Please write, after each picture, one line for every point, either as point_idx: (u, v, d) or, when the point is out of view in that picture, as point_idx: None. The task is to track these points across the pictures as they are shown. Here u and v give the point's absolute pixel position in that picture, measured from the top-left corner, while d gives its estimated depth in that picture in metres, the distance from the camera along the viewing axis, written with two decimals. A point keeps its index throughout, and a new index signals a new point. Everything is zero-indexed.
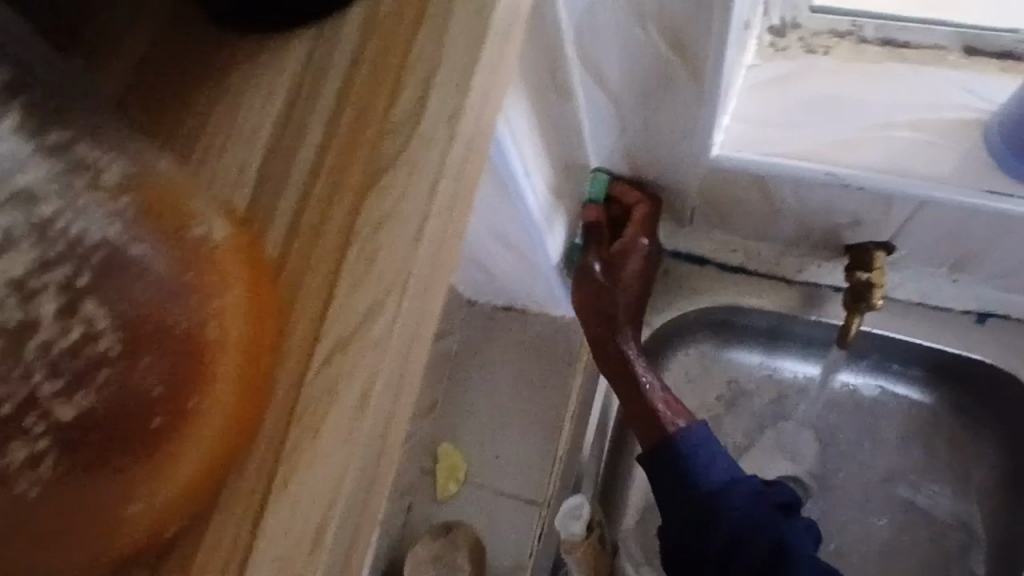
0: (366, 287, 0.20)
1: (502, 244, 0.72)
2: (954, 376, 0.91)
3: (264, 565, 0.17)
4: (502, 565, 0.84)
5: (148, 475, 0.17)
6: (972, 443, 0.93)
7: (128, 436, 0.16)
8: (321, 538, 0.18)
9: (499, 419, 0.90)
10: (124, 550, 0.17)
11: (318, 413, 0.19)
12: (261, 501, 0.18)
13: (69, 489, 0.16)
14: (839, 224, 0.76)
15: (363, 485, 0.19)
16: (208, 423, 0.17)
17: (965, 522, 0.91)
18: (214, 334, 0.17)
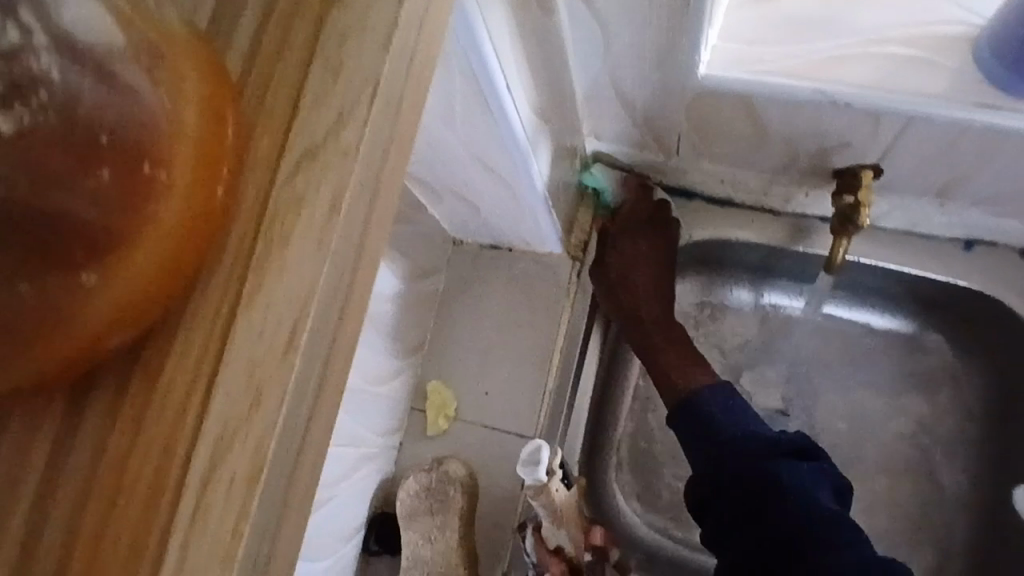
0: (332, 97, 0.19)
1: (487, 173, 0.71)
2: (942, 307, 0.91)
3: (235, 368, 0.18)
4: (493, 496, 0.85)
5: (113, 260, 0.17)
6: (961, 371, 0.93)
7: (90, 221, 0.17)
8: (292, 343, 0.18)
9: (488, 356, 0.90)
10: (93, 340, 0.18)
11: (285, 222, 0.19)
12: (229, 307, 0.19)
13: (35, 268, 0.17)
14: (826, 147, 0.75)
15: (336, 296, 0.19)
16: (166, 225, 0.18)
17: (949, 449, 0.93)
18: (172, 132, 0.18)
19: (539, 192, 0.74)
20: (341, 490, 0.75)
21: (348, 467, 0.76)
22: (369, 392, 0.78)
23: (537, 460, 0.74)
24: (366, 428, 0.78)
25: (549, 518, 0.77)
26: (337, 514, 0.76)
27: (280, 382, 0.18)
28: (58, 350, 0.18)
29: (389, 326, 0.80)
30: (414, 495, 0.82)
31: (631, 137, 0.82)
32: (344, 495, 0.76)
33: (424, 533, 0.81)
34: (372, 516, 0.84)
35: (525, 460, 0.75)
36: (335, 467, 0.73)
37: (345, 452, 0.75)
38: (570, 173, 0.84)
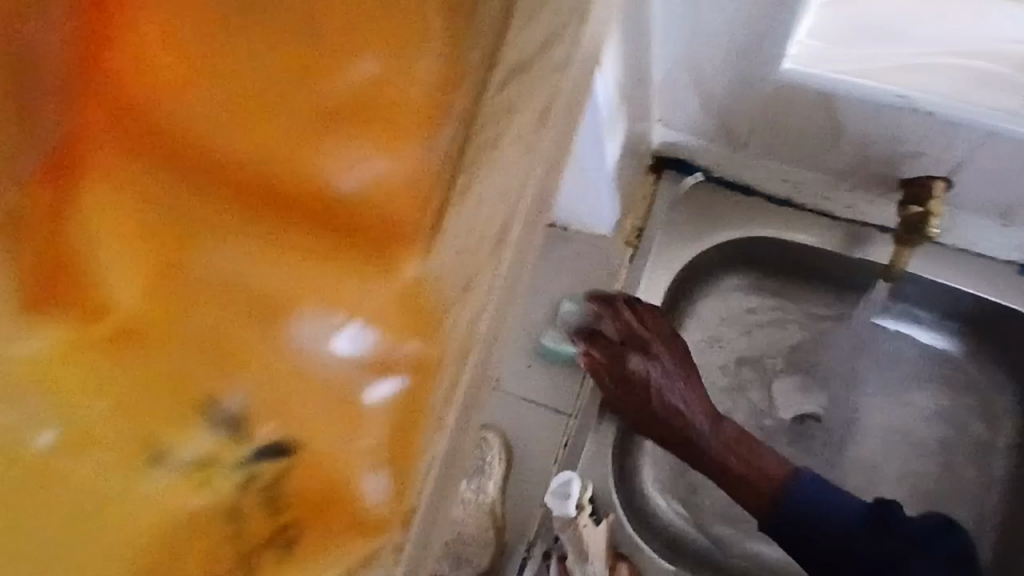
0: (530, 33, 0.27)
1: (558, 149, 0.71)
2: (987, 327, 0.91)
3: (453, 246, 0.26)
4: (525, 470, 0.86)
5: (375, 167, 0.26)
6: (998, 393, 0.94)
7: (364, 141, 0.26)
8: (501, 237, 0.26)
9: (531, 332, 0.90)
10: (352, 224, 0.25)
11: (495, 143, 0.26)
12: (446, 205, 0.26)
13: (330, 171, 0.25)
14: (897, 153, 0.75)
15: (534, 202, 0.27)
16: (411, 147, 0.26)
17: (981, 469, 0.93)
18: (425, 87, 0.26)
19: (607, 172, 0.74)
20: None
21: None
22: None
23: (566, 495, 0.80)
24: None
25: (577, 553, 0.79)
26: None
27: (490, 266, 0.26)
28: (328, 231, 0.25)
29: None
30: None
31: (701, 128, 0.83)
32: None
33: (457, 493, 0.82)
34: None
35: (555, 494, 0.82)
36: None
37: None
38: (635, 157, 0.84)
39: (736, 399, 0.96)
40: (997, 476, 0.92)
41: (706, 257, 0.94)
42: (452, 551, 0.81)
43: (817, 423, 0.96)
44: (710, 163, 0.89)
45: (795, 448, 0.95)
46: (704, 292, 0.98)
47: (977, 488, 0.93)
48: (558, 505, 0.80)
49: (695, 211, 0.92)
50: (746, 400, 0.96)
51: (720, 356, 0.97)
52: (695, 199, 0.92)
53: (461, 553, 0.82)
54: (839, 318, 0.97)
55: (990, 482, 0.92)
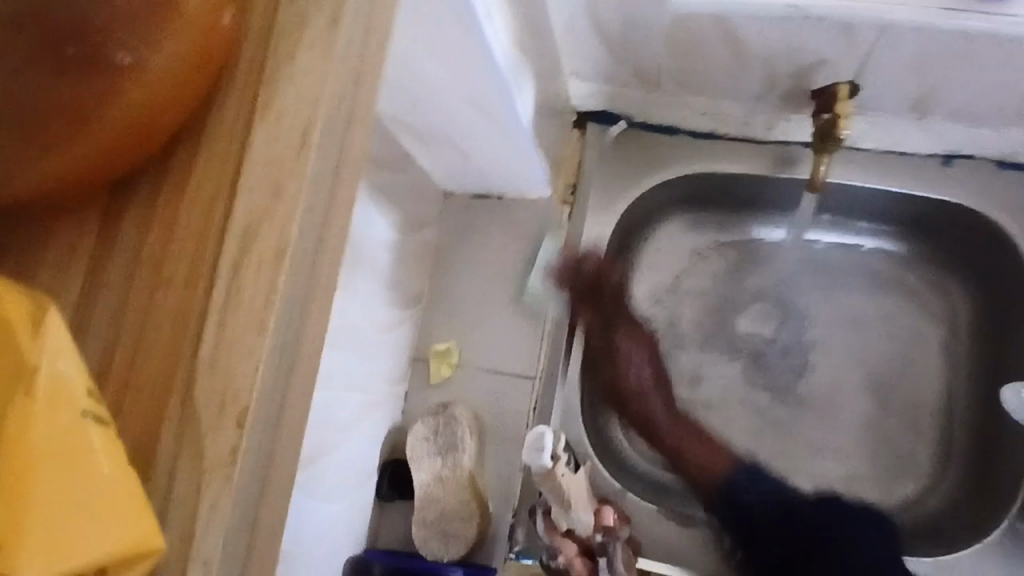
0: None
1: (394, 89, 0.68)
2: (926, 225, 0.91)
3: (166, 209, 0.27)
4: (499, 436, 0.88)
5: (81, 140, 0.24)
6: (948, 280, 0.94)
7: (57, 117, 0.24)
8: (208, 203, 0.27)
9: (485, 303, 0.93)
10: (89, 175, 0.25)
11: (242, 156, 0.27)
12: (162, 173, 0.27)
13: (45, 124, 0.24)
14: (804, 65, 0.73)
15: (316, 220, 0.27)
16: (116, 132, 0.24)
17: (943, 366, 0.93)
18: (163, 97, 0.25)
19: (526, 129, 0.74)
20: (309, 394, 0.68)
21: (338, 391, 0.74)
22: (371, 338, 0.80)
23: (542, 447, 0.73)
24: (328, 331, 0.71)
25: (558, 504, 0.76)
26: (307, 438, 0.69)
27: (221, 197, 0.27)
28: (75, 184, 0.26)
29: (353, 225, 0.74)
30: (424, 440, 0.84)
31: (614, 75, 0.84)
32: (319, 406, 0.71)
33: (434, 471, 0.83)
34: (385, 463, 0.87)
35: (530, 447, 0.74)
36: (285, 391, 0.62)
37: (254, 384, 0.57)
38: (555, 115, 0.85)
39: (695, 337, 0.98)
40: (965, 371, 0.92)
41: (640, 205, 0.95)
42: (438, 528, 0.82)
43: (777, 348, 0.97)
44: (630, 112, 0.91)
45: (758, 376, 0.96)
46: (649, 240, 1.00)
47: (943, 388, 0.93)
48: (535, 460, 0.72)
49: (624, 160, 0.94)
50: (703, 336, 0.98)
51: (669, 299, 0.99)
52: (624, 147, 0.94)
53: (447, 529, 0.82)
54: (777, 240, 0.99)
55: (958, 378, 0.92)
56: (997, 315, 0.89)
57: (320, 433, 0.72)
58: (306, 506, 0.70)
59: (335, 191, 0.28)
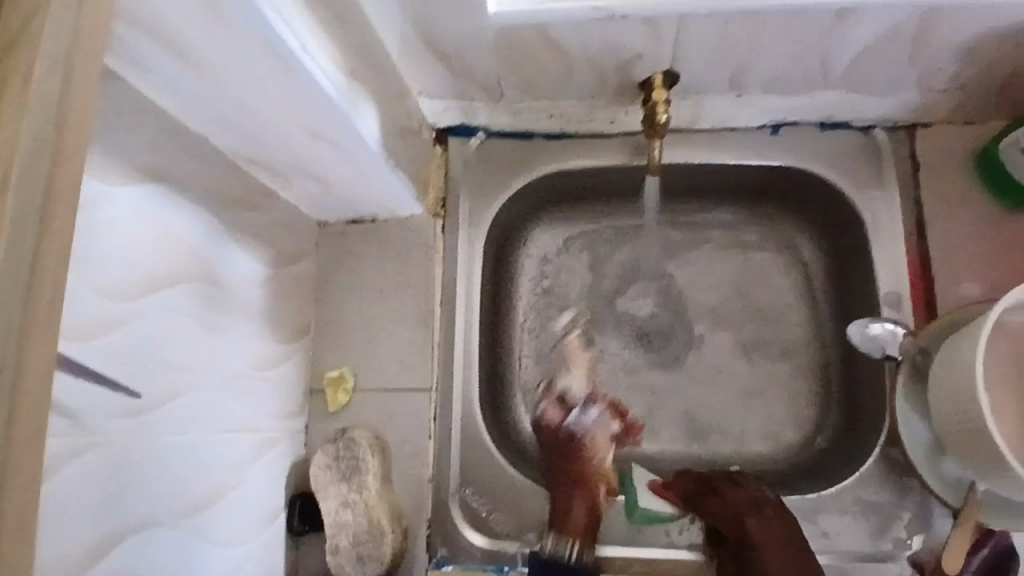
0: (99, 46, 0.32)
1: (229, 130, 0.69)
2: (769, 190, 0.98)
3: None
4: (402, 451, 0.90)
5: None
6: (800, 236, 1.00)
7: None
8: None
9: (372, 325, 0.95)
10: None
11: None
12: None
13: None
14: (624, 60, 0.79)
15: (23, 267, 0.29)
16: None
17: (808, 319, 0.99)
18: None
19: (376, 150, 0.78)
20: (168, 431, 0.67)
21: (222, 423, 0.75)
22: (254, 377, 0.82)
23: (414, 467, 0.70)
24: (179, 358, 0.69)
25: None
26: (182, 475, 0.69)
27: None
28: None
29: (197, 247, 0.72)
30: (327, 467, 0.85)
31: (460, 90, 0.88)
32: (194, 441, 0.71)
33: (341, 498, 0.83)
34: (292, 498, 0.87)
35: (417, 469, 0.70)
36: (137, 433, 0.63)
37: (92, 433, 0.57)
38: (409, 135, 0.88)
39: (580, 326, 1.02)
40: (827, 319, 0.98)
41: (508, 210, 1.00)
42: (354, 552, 0.83)
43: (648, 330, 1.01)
44: (483, 122, 0.95)
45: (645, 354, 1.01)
46: (525, 243, 1.04)
47: (812, 339, 0.98)
48: None
49: (486, 169, 0.98)
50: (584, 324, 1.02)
51: (551, 294, 1.04)
52: (484, 157, 0.98)
53: (361, 551, 0.83)
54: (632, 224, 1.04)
55: (824, 329, 0.98)
56: (844, 264, 0.96)
57: (214, 474, 0.74)
58: (193, 545, 0.69)
59: (48, 232, 0.30)
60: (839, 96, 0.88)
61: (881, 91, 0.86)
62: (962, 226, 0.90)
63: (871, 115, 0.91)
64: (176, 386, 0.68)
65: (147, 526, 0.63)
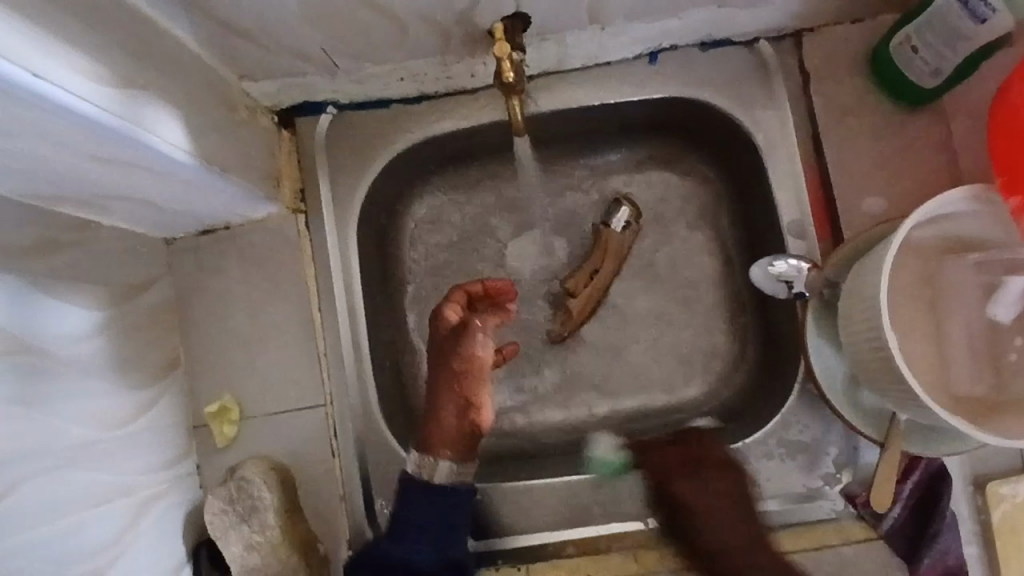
0: None
1: None
2: (656, 123, 0.90)
3: None
4: (305, 474, 0.83)
5: None
6: (700, 167, 0.93)
7: None
8: None
9: (248, 344, 0.85)
10: None
11: None
12: None
13: None
14: (462, 8, 0.69)
15: None
16: None
17: (718, 254, 0.93)
18: None
19: (191, 165, 0.66)
20: (10, 535, 0.58)
21: (74, 504, 0.67)
22: (113, 437, 0.73)
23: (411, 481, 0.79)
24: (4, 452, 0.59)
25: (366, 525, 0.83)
26: None
27: None
28: None
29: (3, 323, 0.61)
30: (222, 512, 0.78)
31: (285, 66, 0.77)
32: (40, 535, 0.62)
33: (243, 541, 0.77)
34: (197, 547, 0.81)
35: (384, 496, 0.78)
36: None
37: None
38: (240, 127, 0.77)
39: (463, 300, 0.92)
40: (737, 252, 0.92)
41: (380, 190, 0.89)
42: None
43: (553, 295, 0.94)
44: (329, 94, 0.84)
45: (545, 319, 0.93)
46: (408, 220, 0.95)
47: (724, 277, 0.93)
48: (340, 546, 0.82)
49: (342, 150, 0.87)
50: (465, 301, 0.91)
51: (446, 271, 0.95)
52: (340, 134, 0.87)
53: None
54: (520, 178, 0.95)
55: (735, 261, 0.93)
56: (746, 192, 0.90)
57: (79, 558, 0.66)
58: None
59: None
60: (714, 11, 0.79)
61: (754, 0, 0.78)
62: (862, 135, 0.82)
63: (753, 26, 0.82)
64: (6, 486, 0.58)
65: None
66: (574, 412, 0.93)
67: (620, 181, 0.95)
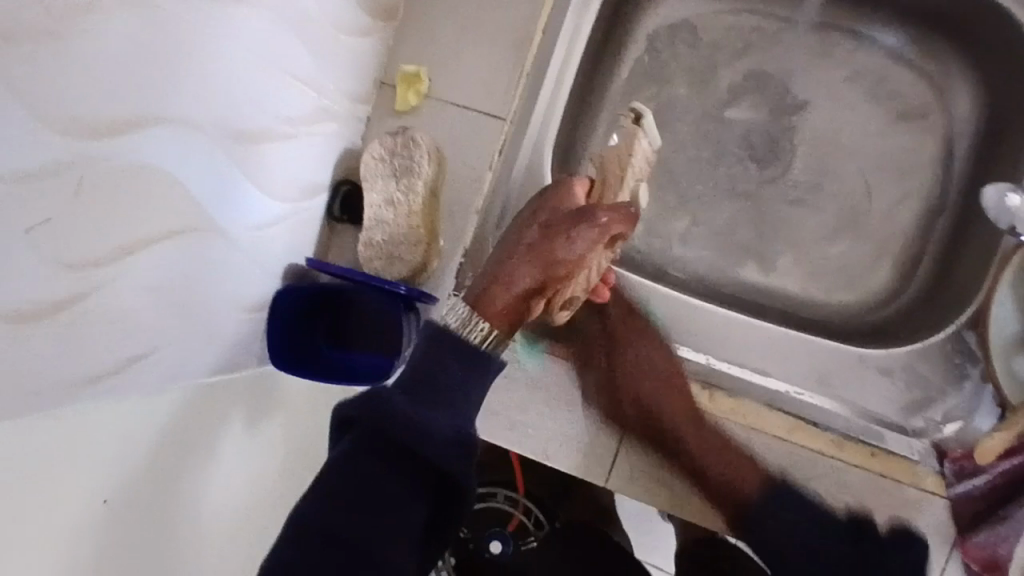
0: None
1: None
2: (947, 23, 0.86)
3: None
4: (457, 174, 0.84)
5: None
6: (964, 85, 0.88)
7: None
8: None
9: (462, 32, 0.84)
10: None
11: None
12: None
13: None
14: None
15: None
16: None
17: (935, 178, 0.89)
18: None
19: None
20: (226, 39, 0.59)
21: (272, 74, 0.67)
22: (320, 43, 0.73)
23: None
24: (225, 21, 0.58)
25: None
26: (213, 140, 0.62)
27: None
28: None
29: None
30: (379, 161, 0.82)
31: None
32: (231, 101, 0.63)
33: (386, 195, 0.81)
34: (339, 186, 0.85)
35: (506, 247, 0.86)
36: (195, 13, 0.55)
37: None
38: None
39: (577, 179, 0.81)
40: (955, 182, 0.88)
41: None
42: (384, 250, 0.82)
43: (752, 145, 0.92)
44: None
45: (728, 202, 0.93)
46: (652, 13, 0.94)
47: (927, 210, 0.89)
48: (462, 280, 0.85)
49: None
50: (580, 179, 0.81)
51: (664, 73, 0.94)
52: None
53: (393, 253, 0.82)
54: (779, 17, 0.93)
55: (949, 191, 0.89)
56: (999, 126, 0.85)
57: (260, 116, 0.67)
58: (211, 210, 0.65)
59: None
60: None
61: None
62: None
63: None
64: None
65: (186, 125, 0.58)
66: (724, 268, 0.93)
67: (870, 65, 0.92)
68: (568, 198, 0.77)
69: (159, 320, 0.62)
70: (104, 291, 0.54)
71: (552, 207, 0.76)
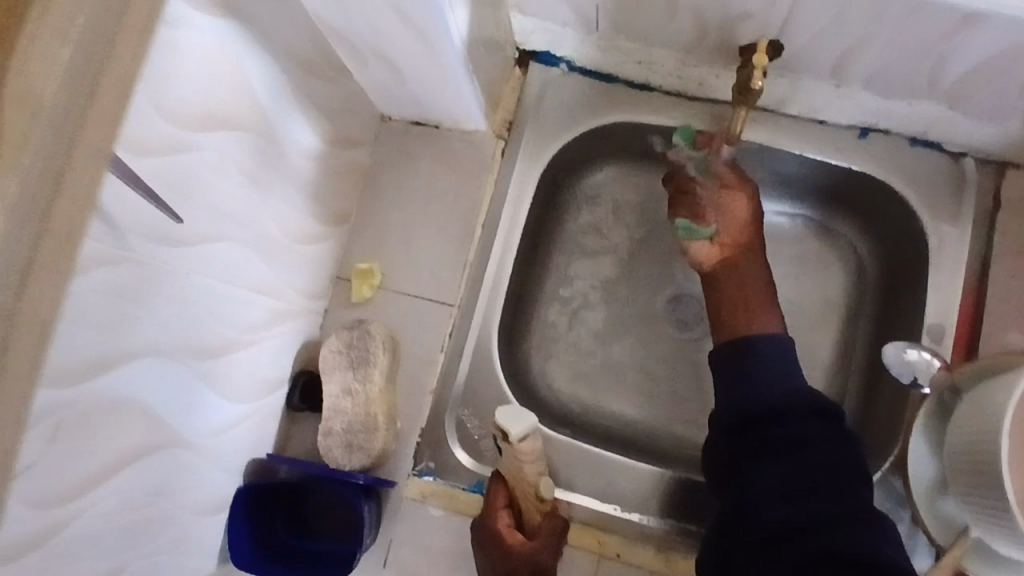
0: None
1: None
2: (842, 201, 0.97)
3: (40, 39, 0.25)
4: (412, 357, 0.90)
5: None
6: (862, 248, 0.98)
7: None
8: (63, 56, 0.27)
9: (410, 229, 0.93)
10: None
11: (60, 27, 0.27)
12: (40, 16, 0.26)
13: None
14: (732, 17, 0.76)
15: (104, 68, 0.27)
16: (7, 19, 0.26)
17: (847, 329, 0.99)
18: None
19: (457, 52, 0.71)
20: (195, 268, 0.65)
21: (238, 292, 0.74)
22: (280, 255, 0.80)
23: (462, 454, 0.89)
24: (197, 262, 0.65)
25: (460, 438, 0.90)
26: (185, 363, 0.67)
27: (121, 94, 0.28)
28: None
29: (258, 98, 0.70)
30: (336, 353, 0.87)
31: (554, 11, 0.85)
32: (202, 325, 0.68)
33: (344, 385, 0.85)
34: (298, 376, 0.90)
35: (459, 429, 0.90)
36: (174, 260, 0.61)
37: (137, 247, 0.57)
38: (496, 51, 0.85)
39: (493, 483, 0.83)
40: (864, 331, 0.97)
41: (572, 155, 0.98)
42: (344, 439, 0.85)
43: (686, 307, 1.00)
44: (571, 53, 0.92)
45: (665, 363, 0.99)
46: (577, 196, 1.03)
47: (843, 359, 0.98)
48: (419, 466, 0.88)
49: (561, 101, 0.95)
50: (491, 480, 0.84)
51: (598, 249, 1.02)
52: (563, 89, 0.95)
53: (353, 441, 0.85)
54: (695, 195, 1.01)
55: (861, 339, 0.97)
56: (893, 281, 0.95)
57: (226, 327, 0.73)
58: (180, 426, 0.69)
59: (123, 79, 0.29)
60: (942, 109, 0.84)
61: (986, 114, 0.82)
62: None
63: (964, 141, 0.88)
64: (211, 228, 0.66)
65: (160, 352, 0.63)
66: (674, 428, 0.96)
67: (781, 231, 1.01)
68: (508, 542, 0.79)
69: (130, 541, 0.64)
70: (73, 520, 0.56)
71: (497, 548, 0.79)
